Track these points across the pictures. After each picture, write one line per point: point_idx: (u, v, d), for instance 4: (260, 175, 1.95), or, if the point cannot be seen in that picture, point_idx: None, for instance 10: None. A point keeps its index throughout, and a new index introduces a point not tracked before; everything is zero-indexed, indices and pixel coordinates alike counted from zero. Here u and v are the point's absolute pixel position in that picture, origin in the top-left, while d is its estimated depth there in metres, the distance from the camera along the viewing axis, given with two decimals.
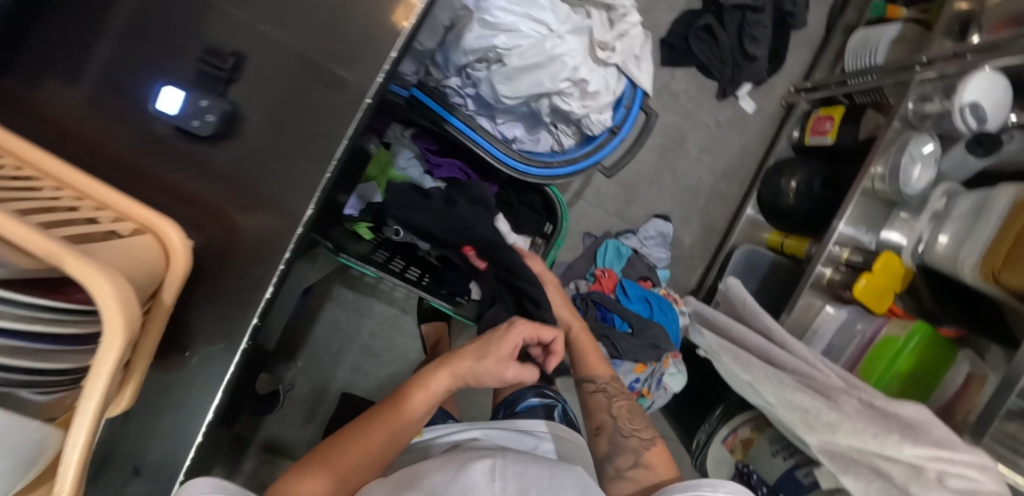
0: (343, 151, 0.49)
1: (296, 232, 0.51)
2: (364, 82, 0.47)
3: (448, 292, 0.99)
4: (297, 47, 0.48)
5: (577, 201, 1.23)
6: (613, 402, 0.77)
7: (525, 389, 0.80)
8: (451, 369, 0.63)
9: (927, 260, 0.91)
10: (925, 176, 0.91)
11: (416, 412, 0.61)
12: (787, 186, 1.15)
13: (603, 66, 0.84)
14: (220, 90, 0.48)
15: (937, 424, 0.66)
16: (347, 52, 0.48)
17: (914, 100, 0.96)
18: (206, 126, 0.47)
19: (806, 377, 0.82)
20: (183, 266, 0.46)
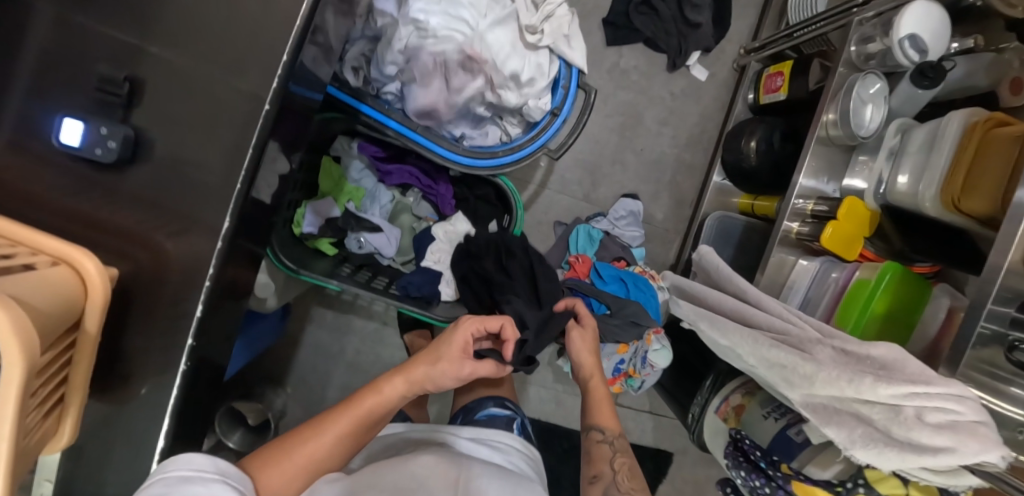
0: (252, 160, 0.51)
1: (218, 247, 0.51)
2: (261, 88, 0.50)
3: (417, 296, 0.97)
4: (197, 65, 0.49)
5: (543, 191, 1.22)
6: (617, 457, 0.75)
7: (484, 398, 0.90)
8: (410, 375, 0.66)
9: (890, 200, 0.89)
10: (878, 116, 0.90)
11: (374, 415, 0.63)
12: (748, 147, 1.16)
13: (534, 50, 0.84)
14: (121, 116, 0.48)
15: (908, 361, 0.66)
16: (247, 63, 0.50)
17: (856, 42, 0.95)
18: (108, 154, 0.47)
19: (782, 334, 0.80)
20: (100, 298, 0.45)
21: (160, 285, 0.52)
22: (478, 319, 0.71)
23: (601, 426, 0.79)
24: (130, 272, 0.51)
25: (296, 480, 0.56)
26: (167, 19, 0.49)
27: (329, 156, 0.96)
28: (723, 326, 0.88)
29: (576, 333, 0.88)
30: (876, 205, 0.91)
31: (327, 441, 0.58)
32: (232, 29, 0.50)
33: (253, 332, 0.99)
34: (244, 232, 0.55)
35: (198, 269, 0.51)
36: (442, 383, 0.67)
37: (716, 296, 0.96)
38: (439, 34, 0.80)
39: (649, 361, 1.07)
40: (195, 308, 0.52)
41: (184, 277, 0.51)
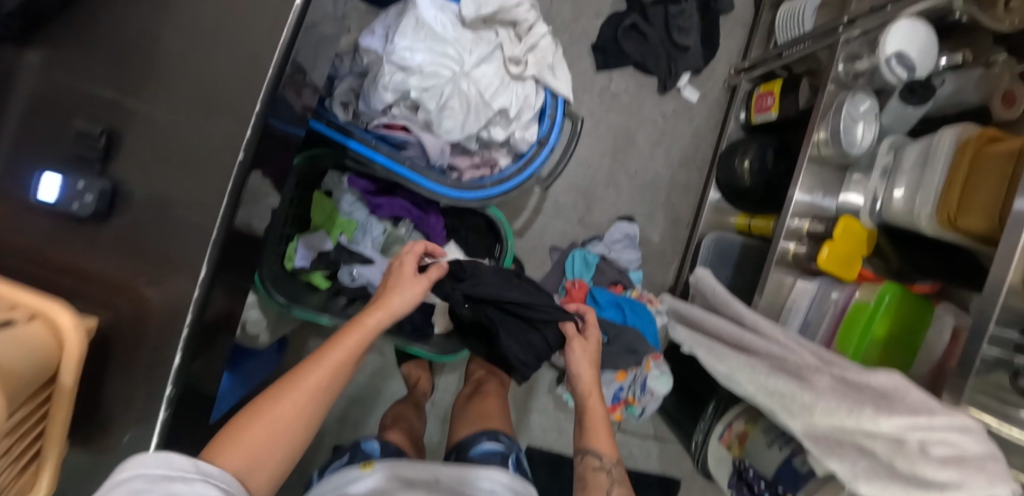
0: (228, 208, 0.50)
1: (195, 293, 0.50)
2: (232, 136, 0.50)
3: (412, 329, 0.98)
4: (176, 114, 0.50)
5: (537, 217, 1.22)
6: (613, 487, 0.74)
7: (478, 433, 0.89)
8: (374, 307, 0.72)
9: (886, 218, 0.88)
10: (870, 134, 0.89)
11: (340, 367, 0.65)
12: (741, 166, 1.15)
13: (519, 81, 0.84)
14: (98, 169, 0.49)
15: (910, 390, 0.63)
16: (223, 110, 0.50)
17: (844, 60, 0.94)
18: (86, 208, 0.47)
19: (780, 361, 0.78)
20: (74, 353, 0.44)
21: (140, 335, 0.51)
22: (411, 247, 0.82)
23: (598, 451, 0.77)
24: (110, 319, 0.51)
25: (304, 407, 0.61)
26: (144, 69, 0.49)
27: (321, 191, 0.97)
28: (723, 354, 0.87)
29: (577, 342, 0.88)
30: (872, 223, 0.90)
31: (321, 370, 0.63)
32: (205, 76, 0.50)
33: (247, 367, 0.98)
34: (223, 275, 0.54)
35: (175, 315, 0.50)
36: (405, 303, 0.74)
37: (715, 320, 0.95)
38: (425, 70, 0.80)
39: (649, 388, 1.05)
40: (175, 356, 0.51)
41: (159, 325, 0.50)
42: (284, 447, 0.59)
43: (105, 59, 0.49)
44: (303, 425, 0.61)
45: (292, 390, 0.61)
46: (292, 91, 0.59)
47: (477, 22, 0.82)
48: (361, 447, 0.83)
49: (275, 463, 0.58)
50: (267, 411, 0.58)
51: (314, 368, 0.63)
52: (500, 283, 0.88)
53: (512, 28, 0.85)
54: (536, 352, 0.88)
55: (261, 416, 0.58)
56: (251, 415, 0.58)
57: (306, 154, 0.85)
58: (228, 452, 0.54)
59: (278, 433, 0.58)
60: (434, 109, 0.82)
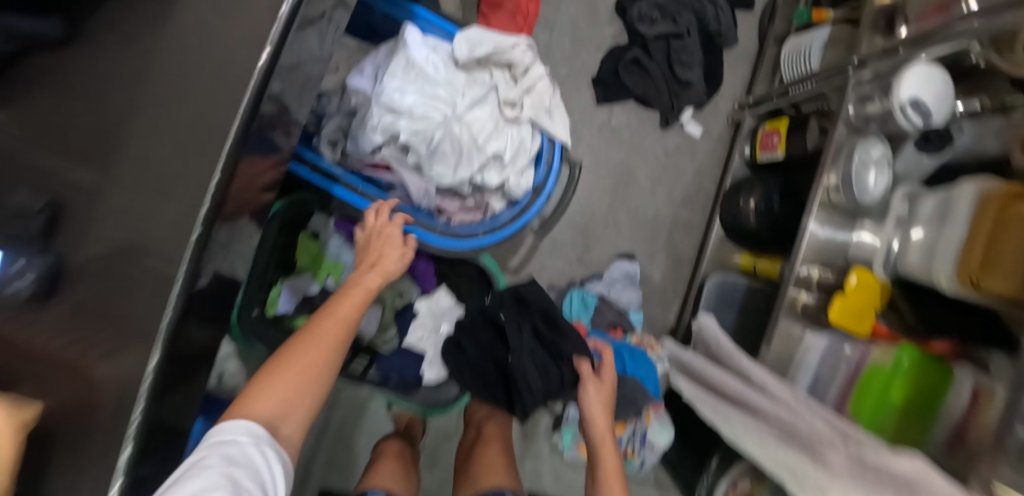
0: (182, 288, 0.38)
1: (143, 390, 0.37)
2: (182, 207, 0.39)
3: (397, 381, 0.94)
4: (126, 165, 0.37)
5: (534, 255, 1.17)
6: None
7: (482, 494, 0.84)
8: (363, 267, 0.72)
9: (901, 271, 0.83)
10: (881, 182, 0.85)
11: (344, 317, 0.65)
12: (746, 207, 1.12)
13: (515, 125, 0.81)
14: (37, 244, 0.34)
15: (935, 476, 0.55)
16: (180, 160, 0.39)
17: (855, 102, 0.90)
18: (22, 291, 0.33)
19: (787, 427, 0.74)
20: (8, 456, 0.29)
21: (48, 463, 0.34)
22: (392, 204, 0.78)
23: None
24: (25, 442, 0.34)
25: (310, 361, 0.60)
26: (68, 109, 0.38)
27: (307, 232, 0.93)
28: (729, 414, 0.83)
29: (592, 388, 0.82)
30: (886, 275, 0.85)
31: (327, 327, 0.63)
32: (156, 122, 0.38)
33: None
34: (189, 360, 0.43)
35: (115, 427, 0.36)
36: (396, 260, 0.73)
37: (717, 373, 0.90)
38: (415, 112, 0.76)
39: (649, 441, 1.00)
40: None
41: (97, 447, 0.35)
42: (306, 398, 0.59)
43: (8, 83, 0.35)
44: (320, 375, 0.61)
45: (296, 349, 0.60)
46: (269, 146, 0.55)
47: (470, 63, 0.79)
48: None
49: (301, 412, 0.58)
50: (281, 366, 0.58)
51: (319, 321, 0.63)
52: (516, 319, 0.86)
53: (508, 69, 0.81)
54: (542, 390, 0.84)
55: (273, 374, 0.57)
56: (265, 371, 0.58)
57: (288, 199, 0.83)
58: (250, 406, 0.54)
59: (297, 385, 0.58)
60: (425, 153, 0.78)
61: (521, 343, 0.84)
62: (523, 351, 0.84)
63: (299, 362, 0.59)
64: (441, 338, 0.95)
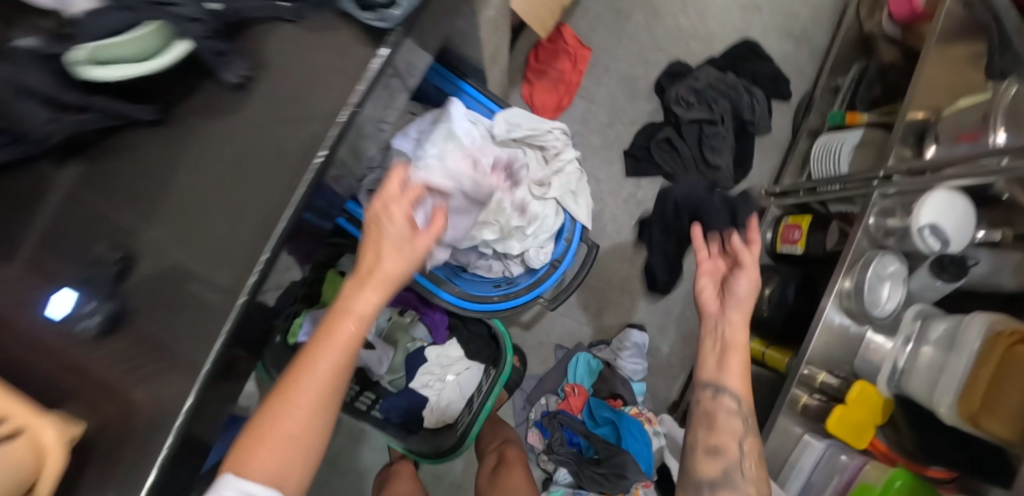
0: (220, 348, 0.45)
1: (177, 423, 0.44)
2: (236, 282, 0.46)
3: (399, 422, 0.96)
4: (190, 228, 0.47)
5: (547, 311, 1.21)
6: (745, 437, 0.69)
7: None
8: (356, 282, 0.50)
9: (904, 390, 0.83)
10: (894, 297, 0.87)
11: (356, 328, 0.48)
12: (761, 294, 1.13)
13: (541, 201, 0.85)
14: (109, 290, 0.45)
15: None
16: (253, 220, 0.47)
17: (876, 214, 0.93)
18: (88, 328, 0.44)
19: None
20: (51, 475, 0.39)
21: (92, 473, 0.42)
22: (386, 188, 0.53)
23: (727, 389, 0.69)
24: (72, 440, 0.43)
25: (298, 420, 0.45)
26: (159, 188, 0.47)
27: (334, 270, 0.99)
28: None
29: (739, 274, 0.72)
30: (889, 392, 0.85)
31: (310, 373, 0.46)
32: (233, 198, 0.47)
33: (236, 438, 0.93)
34: (214, 393, 0.48)
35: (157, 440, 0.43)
36: (400, 267, 0.51)
37: None
38: None
39: None
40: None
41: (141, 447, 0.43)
42: (307, 447, 0.46)
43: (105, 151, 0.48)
44: (316, 429, 0.46)
45: (276, 410, 0.45)
46: (318, 201, 0.63)
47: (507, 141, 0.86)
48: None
49: (304, 462, 0.46)
50: (277, 414, 0.45)
51: (326, 344, 0.47)
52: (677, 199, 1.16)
53: (540, 150, 0.87)
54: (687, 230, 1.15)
55: (269, 422, 0.45)
56: (264, 409, 0.45)
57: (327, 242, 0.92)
58: (250, 462, 0.43)
59: (297, 431, 0.45)
60: None
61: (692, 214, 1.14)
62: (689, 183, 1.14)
63: (278, 429, 0.44)
64: (446, 386, 0.96)
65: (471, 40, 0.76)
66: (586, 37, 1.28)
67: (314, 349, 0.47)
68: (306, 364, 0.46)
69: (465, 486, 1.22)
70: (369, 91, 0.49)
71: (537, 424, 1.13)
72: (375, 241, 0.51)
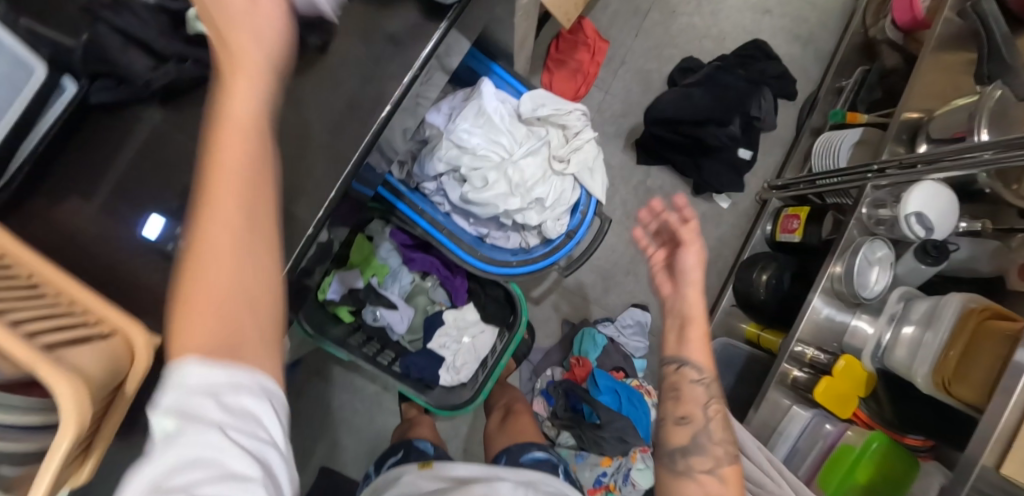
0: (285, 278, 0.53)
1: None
2: None
3: (416, 377, 1.01)
4: None
5: (556, 288, 1.28)
6: (711, 402, 0.72)
7: (527, 444, 0.92)
8: (223, 93, 0.36)
9: (886, 364, 0.90)
10: (882, 280, 0.94)
11: (243, 136, 0.36)
12: (758, 280, 1.20)
13: (559, 176, 0.92)
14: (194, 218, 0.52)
15: None
16: None
17: (869, 204, 1.00)
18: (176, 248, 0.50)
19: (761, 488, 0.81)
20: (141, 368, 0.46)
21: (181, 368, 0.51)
22: None
23: (695, 364, 0.72)
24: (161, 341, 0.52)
25: (230, 266, 0.35)
26: None
27: (363, 233, 1.01)
28: None
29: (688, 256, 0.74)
30: (872, 367, 0.92)
31: (213, 213, 0.35)
32: None
33: None
34: None
35: None
36: (264, 46, 0.38)
37: None
38: (478, 152, 0.89)
39: (633, 478, 1.05)
40: None
41: None
42: (257, 297, 0.36)
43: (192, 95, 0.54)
44: (260, 271, 0.36)
45: (192, 271, 0.34)
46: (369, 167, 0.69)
47: (531, 119, 0.93)
48: (415, 446, 0.94)
49: (263, 313, 0.37)
50: (193, 278, 0.34)
51: (214, 170, 0.35)
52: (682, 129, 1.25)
53: (561, 129, 0.94)
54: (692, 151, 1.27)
55: (190, 286, 0.34)
56: (178, 278, 0.34)
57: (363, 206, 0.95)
58: (184, 342, 0.33)
59: (233, 279, 0.35)
60: (479, 186, 0.89)
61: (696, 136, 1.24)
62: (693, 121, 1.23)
63: (211, 286, 0.34)
64: (462, 347, 1.03)
65: (506, 26, 0.83)
66: (604, 31, 1.35)
67: (204, 187, 0.35)
68: (202, 206, 0.35)
69: (470, 449, 1.30)
70: (428, 59, 0.56)
71: (543, 393, 1.20)
72: (216, 33, 0.37)
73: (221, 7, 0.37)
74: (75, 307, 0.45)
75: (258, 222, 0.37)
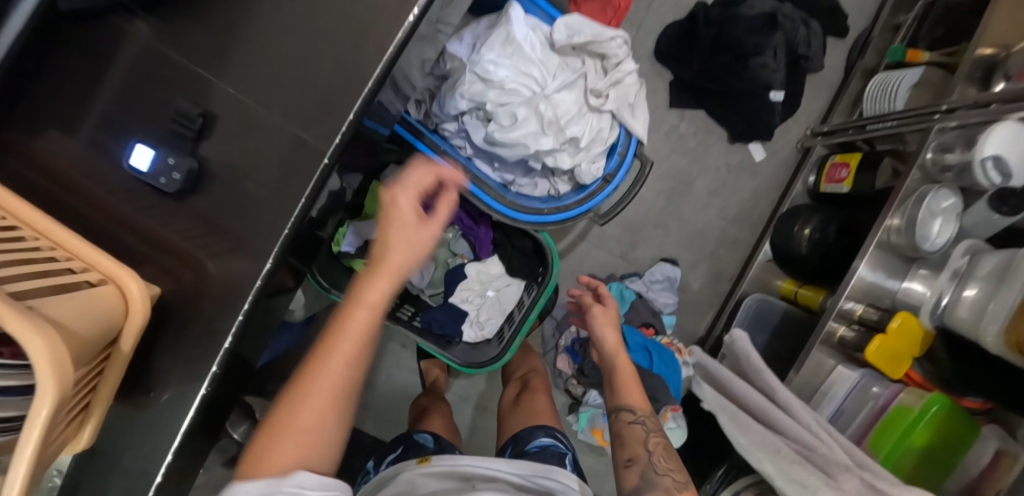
0: (301, 211, 0.47)
1: (256, 284, 0.47)
2: (323, 143, 0.46)
3: (438, 333, 0.94)
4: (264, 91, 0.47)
5: (581, 242, 1.21)
6: (650, 436, 0.74)
7: (535, 428, 0.84)
8: (371, 273, 0.50)
9: (947, 321, 0.83)
10: (946, 232, 0.86)
11: (365, 318, 0.49)
12: (800, 234, 1.12)
13: (596, 113, 0.83)
14: (188, 149, 0.47)
15: (848, 473, 0.71)
16: (341, 94, 0.46)
17: (933, 149, 0.90)
18: (171, 183, 0.46)
19: (805, 447, 0.78)
20: (139, 319, 0.41)
21: (194, 314, 0.48)
22: (415, 178, 0.56)
23: (631, 406, 0.78)
24: (169, 289, 0.48)
25: (308, 433, 0.47)
26: (234, 49, 0.47)
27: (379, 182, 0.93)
28: (747, 425, 0.83)
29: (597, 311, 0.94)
30: (931, 324, 0.85)
31: (313, 389, 0.47)
32: (316, 65, 0.46)
33: (281, 340, 1.00)
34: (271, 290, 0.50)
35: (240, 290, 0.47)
36: (406, 259, 0.51)
37: (741, 385, 0.91)
38: (506, 86, 0.79)
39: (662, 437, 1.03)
40: (225, 340, 0.46)
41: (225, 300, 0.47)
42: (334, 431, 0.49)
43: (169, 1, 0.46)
44: (320, 444, 0.48)
45: (288, 420, 0.47)
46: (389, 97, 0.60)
47: (566, 48, 0.82)
48: (414, 439, 0.87)
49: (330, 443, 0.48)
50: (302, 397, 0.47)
51: (357, 307, 0.49)
52: (697, 69, 1.17)
53: (600, 60, 0.84)
54: (705, 96, 1.21)
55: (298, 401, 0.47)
56: (281, 410, 0.48)
57: None
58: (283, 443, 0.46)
59: (315, 424, 0.47)
60: (507, 125, 0.80)
61: (715, 77, 1.16)
62: (713, 61, 1.15)
63: (291, 445, 0.46)
64: (486, 301, 0.97)
65: None
66: None
67: (317, 362, 0.47)
68: (329, 348, 0.48)
69: (489, 407, 1.27)
70: None
71: (568, 350, 1.12)
72: (384, 234, 0.52)
73: (398, 224, 0.52)
74: (54, 250, 0.40)
75: (320, 417, 0.47)
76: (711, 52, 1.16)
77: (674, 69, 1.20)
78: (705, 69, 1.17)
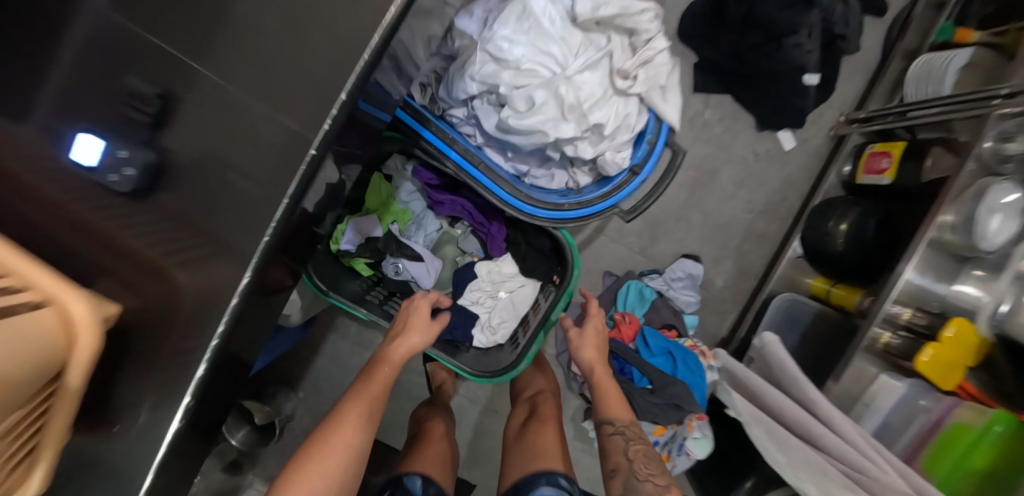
0: (284, 212, 0.39)
1: (233, 300, 0.39)
2: (308, 129, 0.37)
3: (448, 338, 0.87)
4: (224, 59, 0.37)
5: (598, 237, 1.13)
6: (631, 445, 0.76)
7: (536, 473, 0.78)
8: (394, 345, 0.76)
9: (1007, 330, 0.77)
10: (1006, 230, 0.78)
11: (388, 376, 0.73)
12: (835, 229, 1.04)
13: (623, 97, 0.74)
14: (144, 136, 0.35)
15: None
16: (328, 69, 0.37)
17: (993, 138, 0.81)
18: (124, 182, 0.35)
19: (853, 468, 0.72)
20: (86, 354, 0.33)
21: (161, 340, 0.38)
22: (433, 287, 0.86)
23: (611, 418, 0.79)
24: (132, 308, 0.37)
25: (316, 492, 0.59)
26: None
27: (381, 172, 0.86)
28: (787, 441, 0.76)
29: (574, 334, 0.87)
30: (989, 332, 0.79)
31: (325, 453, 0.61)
32: (297, 32, 0.37)
33: (277, 343, 0.93)
34: (255, 302, 0.42)
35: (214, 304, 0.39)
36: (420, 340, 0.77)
37: (776, 396, 0.85)
38: (522, 66, 0.70)
39: (688, 450, 0.95)
40: (197, 367, 0.39)
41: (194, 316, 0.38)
42: (342, 476, 0.62)
43: None
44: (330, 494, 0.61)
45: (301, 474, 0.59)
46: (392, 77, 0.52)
47: (590, 22, 0.73)
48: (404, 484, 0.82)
49: (343, 483, 0.62)
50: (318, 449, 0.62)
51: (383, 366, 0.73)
52: (724, 50, 1.08)
53: (628, 36, 0.75)
54: (732, 79, 1.12)
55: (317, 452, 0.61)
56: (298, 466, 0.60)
57: None
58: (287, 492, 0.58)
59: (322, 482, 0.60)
60: (522, 110, 0.71)
61: (744, 58, 1.07)
62: (743, 40, 1.06)
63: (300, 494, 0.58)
64: (498, 303, 0.90)
65: None
66: None
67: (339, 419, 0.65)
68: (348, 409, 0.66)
69: (499, 410, 1.20)
70: None
71: None
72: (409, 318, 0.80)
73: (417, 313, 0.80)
74: None
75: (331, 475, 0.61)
76: (741, 31, 1.06)
77: (699, 50, 1.11)
78: (733, 50, 1.08)
